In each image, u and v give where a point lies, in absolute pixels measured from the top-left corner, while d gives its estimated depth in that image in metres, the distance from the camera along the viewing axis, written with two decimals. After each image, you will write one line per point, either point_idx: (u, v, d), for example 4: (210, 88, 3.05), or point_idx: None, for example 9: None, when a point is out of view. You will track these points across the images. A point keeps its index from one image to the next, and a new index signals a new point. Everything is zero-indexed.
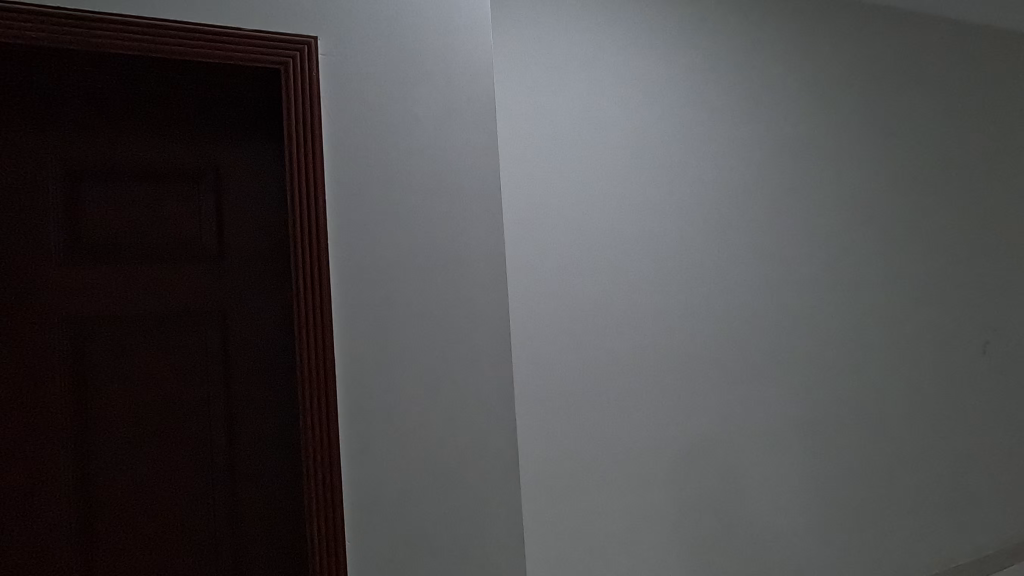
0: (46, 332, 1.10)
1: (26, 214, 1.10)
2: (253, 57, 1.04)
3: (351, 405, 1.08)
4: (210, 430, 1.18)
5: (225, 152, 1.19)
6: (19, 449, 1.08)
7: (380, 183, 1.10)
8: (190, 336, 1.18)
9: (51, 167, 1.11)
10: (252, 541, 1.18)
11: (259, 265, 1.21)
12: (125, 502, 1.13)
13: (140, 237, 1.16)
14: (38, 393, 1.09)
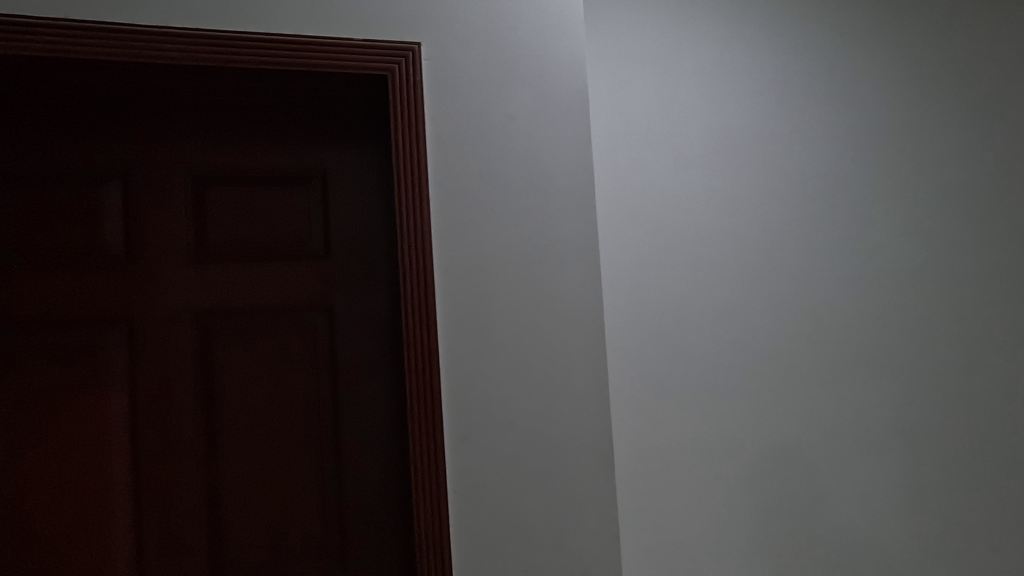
0: (178, 325, 1.20)
1: (162, 216, 1.20)
2: (363, 65, 1.10)
3: (454, 396, 1.12)
4: (319, 418, 1.26)
5: (332, 157, 1.27)
6: (158, 432, 1.19)
7: (478, 182, 1.14)
8: (301, 330, 1.25)
9: (182, 174, 1.21)
10: (358, 523, 1.25)
11: (362, 263, 1.28)
12: (244, 484, 1.22)
13: (256, 237, 1.24)
14: (173, 381, 1.20)
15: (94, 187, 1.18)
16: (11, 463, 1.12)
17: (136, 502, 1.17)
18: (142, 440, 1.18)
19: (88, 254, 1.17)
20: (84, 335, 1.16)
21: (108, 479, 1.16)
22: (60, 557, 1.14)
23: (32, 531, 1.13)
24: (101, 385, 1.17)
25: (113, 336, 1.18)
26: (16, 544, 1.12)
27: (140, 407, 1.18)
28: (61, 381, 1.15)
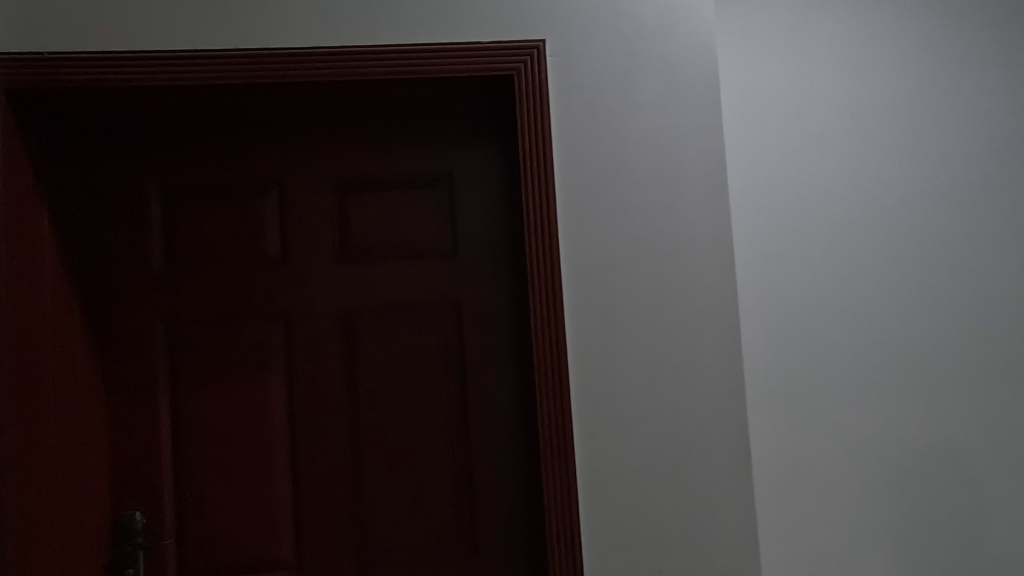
0: (325, 320, 1.31)
1: (312, 220, 1.31)
2: (491, 66, 1.12)
3: (582, 391, 1.12)
4: (449, 408, 1.32)
5: (458, 159, 1.32)
6: (312, 418, 1.30)
7: (603, 176, 1.13)
8: (432, 325, 1.32)
9: (326, 182, 1.31)
10: (487, 509, 1.30)
11: (487, 259, 1.32)
12: (385, 468, 1.30)
13: (390, 238, 1.32)
14: (323, 372, 1.31)
15: (254, 197, 1.30)
16: (192, 443, 1.28)
17: (293, 481, 1.30)
18: (298, 426, 1.30)
19: (249, 257, 1.30)
20: (247, 331, 1.30)
21: (269, 461, 1.29)
22: (232, 527, 1.28)
23: (210, 502, 1.28)
24: (264, 375, 1.30)
25: (271, 330, 1.30)
26: (199, 514, 1.28)
27: (295, 395, 1.30)
28: (231, 371, 1.29)
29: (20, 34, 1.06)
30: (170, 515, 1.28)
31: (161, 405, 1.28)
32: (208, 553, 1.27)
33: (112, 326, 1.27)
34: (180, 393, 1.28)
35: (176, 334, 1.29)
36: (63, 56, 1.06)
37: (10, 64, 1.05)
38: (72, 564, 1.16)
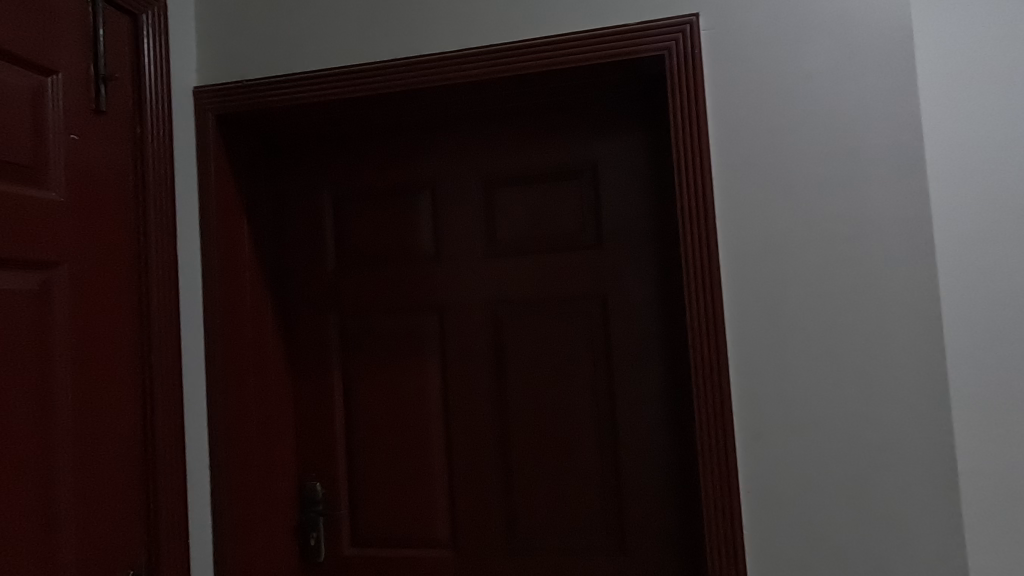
0: (475, 312, 1.36)
1: (463, 217, 1.36)
2: (639, 48, 1.08)
3: (744, 391, 1.03)
4: (596, 402, 1.30)
5: (603, 148, 1.29)
6: (465, 406, 1.36)
7: (768, 154, 1.03)
8: (578, 318, 1.31)
9: (475, 180, 1.36)
10: (637, 505, 1.28)
11: (634, 251, 1.28)
12: (533, 459, 1.33)
13: (535, 232, 1.33)
14: (474, 362, 1.36)
15: (411, 197, 1.39)
16: (361, 425, 1.41)
17: (448, 465, 1.37)
18: (451, 414, 1.37)
19: (407, 253, 1.39)
20: (406, 322, 1.39)
21: (427, 446, 1.37)
22: (395, 503, 1.39)
23: (377, 479, 1.40)
24: (421, 363, 1.38)
25: (426, 323, 1.38)
26: (367, 488, 1.40)
27: (449, 384, 1.37)
28: (393, 359, 1.39)
29: (226, 67, 1.24)
30: (344, 490, 1.42)
31: (336, 389, 1.42)
32: (376, 524, 1.39)
33: (296, 317, 1.43)
34: (350, 378, 1.42)
35: (346, 325, 1.42)
36: (259, 82, 1.22)
37: (218, 93, 1.23)
38: (270, 523, 1.33)
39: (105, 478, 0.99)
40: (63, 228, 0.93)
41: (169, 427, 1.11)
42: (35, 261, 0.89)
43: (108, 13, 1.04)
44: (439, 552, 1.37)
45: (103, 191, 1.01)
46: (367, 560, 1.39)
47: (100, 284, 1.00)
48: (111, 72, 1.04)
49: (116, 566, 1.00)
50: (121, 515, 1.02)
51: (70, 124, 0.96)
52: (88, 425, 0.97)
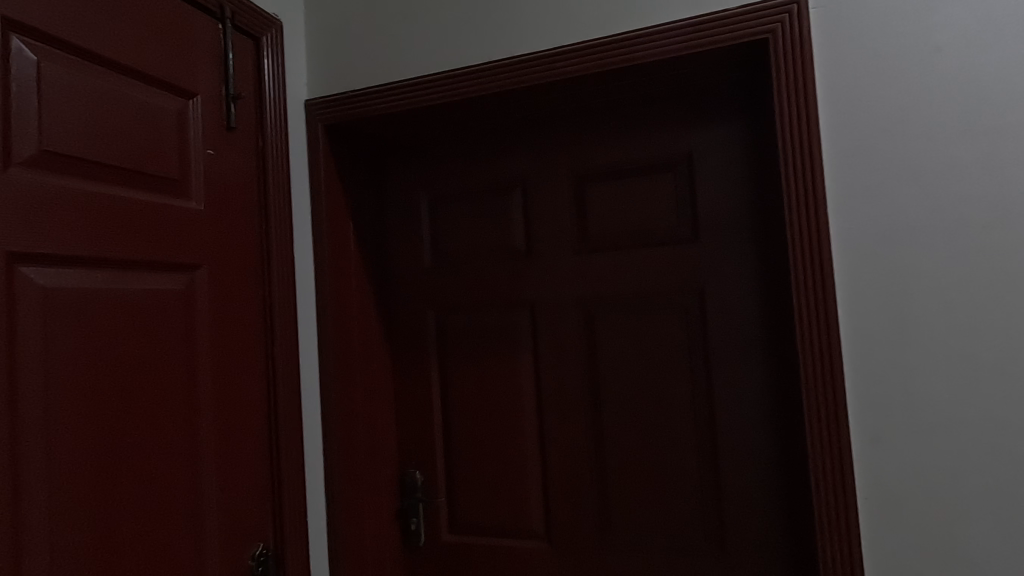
0: (567, 308, 1.37)
1: (554, 214, 1.38)
2: (742, 33, 1.05)
3: (862, 389, 0.98)
4: (693, 399, 1.28)
5: (699, 139, 1.26)
6: (558, 402, 1.37)
7: (887, 138, 0.97)
8: (674, 313, 1.29)
9: (566, 177, 1.37)
10: (737, 506, 1.24)
11: (733, 244, 1.25)
12: (627, 455, 1.32)
13: (628, 227, 1.32)
14: (566, 358, 1.37)
15: (503, 195, 1.42)
16: (457, 416, 1.46)
17: (542, 458, 1.39)
18: (544, 408, 1.39)
19: (500, 250, 1.42)
20: (500, 318, 1.43)
21: (521, 438, 1.40)
22: (489, 494, 1.43)
23: (473, 470, 1.45)
24: (515, 358, 1.41)
25: (519, 318, 1.41)
26: (464, 478, 1.46)
27: (542, 378, 1.39)
28: (487, 354, 1.43)
29: (334, 79, 1.33)
30: (441, 478, 1.48)
31: (433, 382, 1.48)
32: (472, 513, 1.45)
33: (395, 313, 1.51)
34: (447, 371, 1.47)
35: (442, 320, 1.48)
36: (364, 91, 1.29)
37: (327, 103, 1.32)
38: (376, 507, 1.42)
39: (239, 459, 1.10)
40: (203, 234, 1.04)
41: (290, 414, 1.21)
42: (181, 264, 1.01)
43: (236, 37, 1.15)
44: (534, 542, 1.40)
45: (234, 200, 1.12)
46: (464, 547, 1.45)
47: (232, 283, 1.11)
48: (239, 90, 1.15)
49: (249, 539, 1.11)
50: (251, 493, 1.12)
51: (207, 140, 1.07)
52: (225, 410, 1.07)
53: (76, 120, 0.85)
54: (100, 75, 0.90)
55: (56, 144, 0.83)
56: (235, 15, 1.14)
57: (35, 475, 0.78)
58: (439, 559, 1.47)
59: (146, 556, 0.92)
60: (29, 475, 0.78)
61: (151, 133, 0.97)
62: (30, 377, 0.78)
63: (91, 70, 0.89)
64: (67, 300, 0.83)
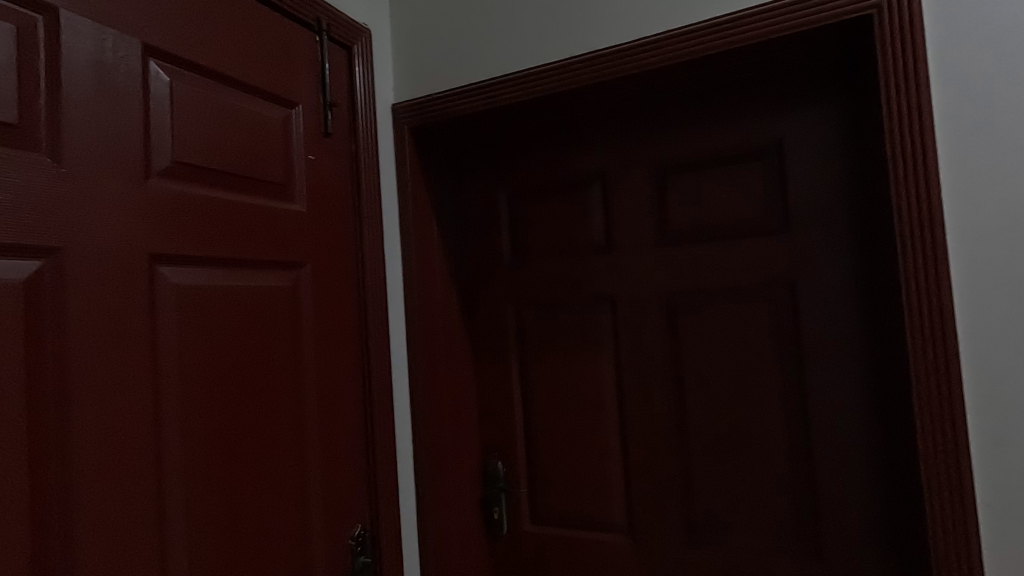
0: (649, 302, 1.35)
1: (635, 207, 1.36)
2: (840, 11, 1.00)
3: (981, 388, 0.91)
4: (785, 396, 1.23)
5: (790, 124, 1.22)
6: (640, 397, 1.36)
7: (1012, 113, 0.90)
8: (764, 306, 1.25)
9: (646, 169, 1.35)
10: (834, 507, 1.19)
11: (829, 233, 1.19)
12: (714, 453, 1.29)
13: (713, 218, 1.29)
14: (648, 353, 1.36)
15: (582, 190, 1.42)
16: (537, 410, 1.48)
17: (624, 453, 1.39)
18: (626, 402, 1.38)
19: (579, 244, 1.43)
20: (580, 313, 1.43)
21: (602, 432, 1.40)
22: (570, 487, 1.44)
23: (555, 463, 1.46)
24: (596, 353, 1.41)
25: (600, 313, 1.41)
26: (545, 470, 1.48)
27: (624, 373, 1.38)
28: (568, 349, 1.44)
29: (418, 82, 1.38)
30: (523, 469, 1.51)
31: (513, 376, 1.51)
32: (553, 505, 1.46)
33: (476, 308, 1.55)
34: (527, 365, 1.50)
35: (523, 315, 1.50)
36: (447, 93, 1.34)
37: (412, 106, 1.37)
38: (460, 495, 1.47)
39: (340, 446, 1.17)
40: (305, 235, 1.12)
41: (383, 404, 1.27)
42: (288, 263, 1.08)
43: (331, 48, 1.23)
44: (616, 537, 1.39)
45: (332, 202, 1.19)
46: (546, 538, 1.47)
47: (330, 281, 1.18)
48: (335, 98, 1.22)
49: (349, 520, 1.18)
50: (349, 479, 1.19)
51: (308, 146, 1.15)
52: (327, 400, 1.15)
53: (201, 133, 0.94)
54: (218, 90, 0.98)
55: (187, 155, 0.91)
56: (330, 28, 1.21)
57: (174, 456, 0.87)
58: (522, 550, 1.50)
59: (264, 533, 0.99)
60: (170, 457, 0.86)
61: (261, 141, 1.04)
62: (169, 368, 0.87)
63: (212, 86, 0.97)
64: (198, 298, 0.92)
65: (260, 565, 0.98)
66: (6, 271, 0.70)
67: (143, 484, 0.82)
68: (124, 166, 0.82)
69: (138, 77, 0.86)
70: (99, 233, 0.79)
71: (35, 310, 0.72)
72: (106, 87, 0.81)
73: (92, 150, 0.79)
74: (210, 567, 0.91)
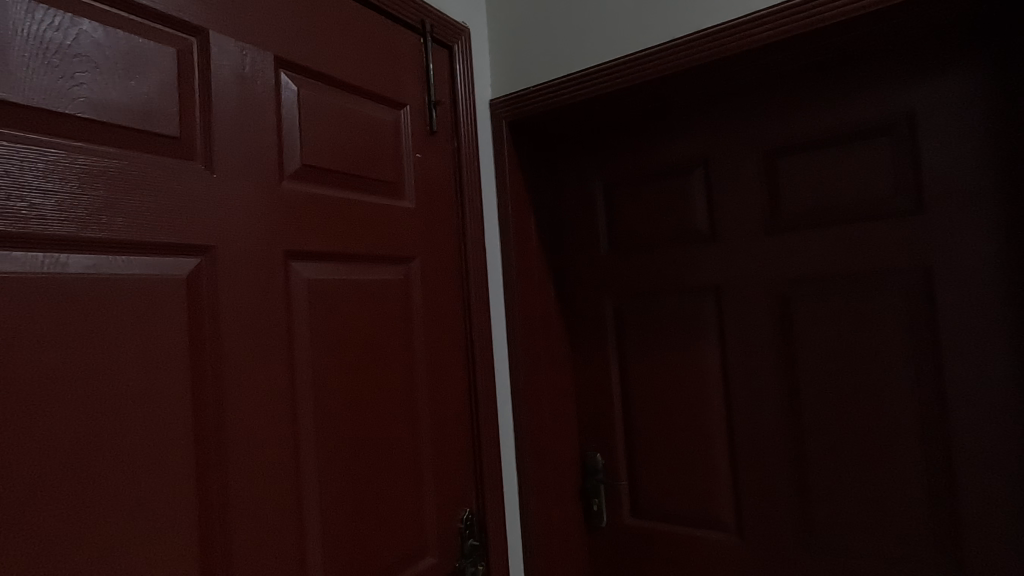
0: (757, 292, 1.29)
1: (742, 192, 1.30)
2: None
3: None
4: (919, 392, 1.13)
5: (923, 95, 1.11)
6: (749, 390, 1.30)
7: None
8: (892, 295, 1.15)
9: (754, 152, 1.29)
10: (979, 514, 1.08)
11: (972, 213, 1.08)
12: (835, 451, 1.21)
13: (832, 201, 1.20)
14: (758, 345, 1.29)
15: (683, 176, 1.38)
16: (637, 402, 1.46)
17: (731, 449, 1.33)
18: (733, 396, 1.32)
19: (681, 233, 1.38)
20: (683, 303, 1.39)
21: (708, 426, 1.36)
22: (673, 481, 1.41)
23: (657, 456, 1.43)
24: (700, 345, 1.37)
25: (704, 303, 1.36)
26: (646, 463, 1.45)
27: (730, 365, 1.33)
28: (670, 341, 1.41)
29: (515, 76, 1.40)
30: (622, 462, 1.49)
31: (611, 367, 1.50)
32: (655, 499, 1.44)
33: (573, 299, 1.55)
34: (626, 357, 1.48)
35: (621, 306, 1.48)
36: (545, 85, 1.34)
37: (510, 101, 1.39)
38: (560, 485, 1.48)
39: (449, 432, 1.22)
40: (415, 230, 1.17)
41: (487, 393, 1.31)
42: (401, 257, 1.14)
43: (434, 49, 1.27)
44: (724, 535, 1.35)
45: (438, 198, 1.24)
46: (648, 532, 1.44)
47: (437, 273, 1.22)
48: (439, 97, 1.27)
49: (458, 503, 1.23)
50: (457, 464, 1.24)
51: (415, 145, 1.20)
52: (437, 387, 1.20)
53: (326, 137, 1.01)
54: (338, 96, 1.05)
55: (313, 158, 0.98)
56: (433, 29, 1.25)
57: (309, 437, 0.94)
58: (623, 543, 1.49)
59: (385, 511, 1.06)
60: (305, 437, 0.94)
61: (375, 142, 1.10)
62: (303, 356, 0.95)
63: (333, 93, 1.04)
64: (326, 291, 0.99)
65: (383, 541, 1.05)
66: (174, 268, 0.78)
67: (284, 462, 0.90)
68: (263, 170, 0.90)
69: (272, 88, 0.93)
70: (245, 232, 0.87)
71: (197, 302, 0.81)
72: (248, 99, 0.89)
73: (237, 157, 0.87)
74: (341, 541, 0.97)
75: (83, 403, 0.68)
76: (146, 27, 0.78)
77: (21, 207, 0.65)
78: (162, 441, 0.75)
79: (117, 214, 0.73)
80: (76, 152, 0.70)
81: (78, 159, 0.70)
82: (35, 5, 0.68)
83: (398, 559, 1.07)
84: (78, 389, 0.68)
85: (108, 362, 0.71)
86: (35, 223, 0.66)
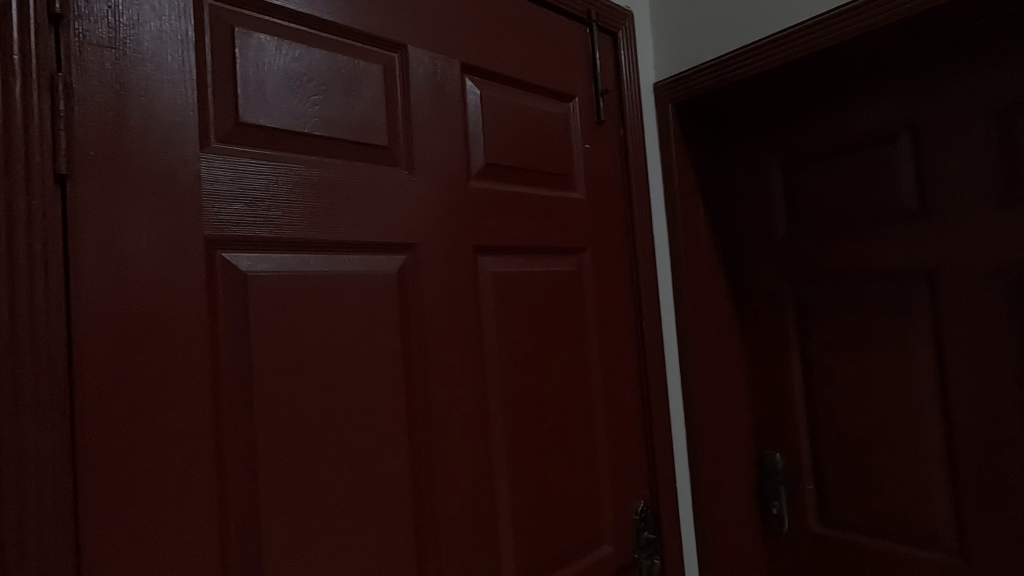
0: (986, 276, 1.10)
1: (965, 161, 1.11)
2: None
3: None
4: None
5: None
6: (977, 392, 1.12)
7: None
8: None
9: (982, 113, 1.10)
10: None
11: None
12: None
13: None
14: (988, 340, 1.10)
15: (883, 148, 1.22)
16: (826, 399, 1.33)
17: (950, 457, 1.16)
18: (953, 398, 1.15)
19: (882, 212, 1.22)
20: (884, 290, 1.23)
21: (917, 429, 1.19)
22: (872, 489, 1.26)
23: (852, 461, 1.29)
24: (908, 339, 1.20)
25: (911, 291, 1.19)
26: (838, 467, 1.32)
27: (949, 361, 1.15)
28: (868, 334, 1.26)
29: (682, 55, 1.33)
30: (807, 464, 1.37)
31: (793, 360, 1.38)
32: (849, 507, 1.30)
33: (746, 288, 1.45)
34: (810, 349, 1.35)
35: (805, 294, 1.36)
36: (716, 62, 1.27)
37: (676, 82, 1.33)
38: (736, 483, 1.40)
39: (622, 423, 1.21)
40: (586, 221, 1.18)
41: (658, 384, 1.28)
42: (574, 248, 1.15)
43: (600, 37, 1.26)
44: (940, 555, 1.17)
45: (607, 187, 1.23)
46: (840, 543, 1.31)
47: (607, 264, 1.22)
48: (605, 86, 1.26)
49: (632, 494, 1.22)
50: (631, 455, 1.22)
51: (584, 136, 1.20)
52: (610, 378, 1.20)
53: (504, 136, 1.05)
54: (514, 95, 1.09)
55: (495, 157, 1.03)
56: (599, 18, 1.24)
57: (498, 421, 0.99)
58: (808, 552, 1.36)
59: (565, 496, 1.08)
60: (494, 421, 0.99)
61: (548, 136, 1.13)
62: (491, 344, 1.00)
63: (509, 92, 1.08)
64: (509, 283, 1.03)
65: (565, 527, 1.08)
66: (386, 264, 0.87)
67: (477, 443, 0.96)
68: (454, 171, 0.96)
69: (459, 93, 0.99)
70: (440, 230, 0.94)
71: (404, 295, 0.89)
72: (440, 106, 0.96)
73: (432, 161, 0.94)
74: (528, 522, 1.01)
75: (325, 383, 0.79)
76: (359, 49, 0.88)
77: (276, 216, 0.77)
78: (383, 418, 0.84)
79: (344, 218, 0.83)
80: (312, 166, 0.81)
81: (314, 172, 0.81)
82: (281, 42, 0.80)
83: (579, 545, 1.10)
84: (320, 371, 0.79)
85: (341, 348, 0.81)
86: (287, 229, 0.77)
